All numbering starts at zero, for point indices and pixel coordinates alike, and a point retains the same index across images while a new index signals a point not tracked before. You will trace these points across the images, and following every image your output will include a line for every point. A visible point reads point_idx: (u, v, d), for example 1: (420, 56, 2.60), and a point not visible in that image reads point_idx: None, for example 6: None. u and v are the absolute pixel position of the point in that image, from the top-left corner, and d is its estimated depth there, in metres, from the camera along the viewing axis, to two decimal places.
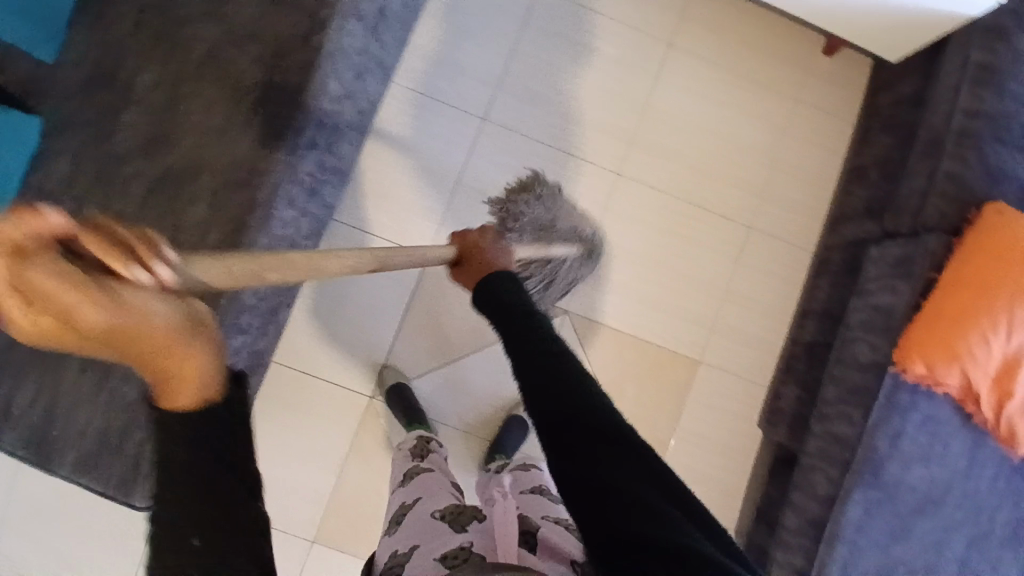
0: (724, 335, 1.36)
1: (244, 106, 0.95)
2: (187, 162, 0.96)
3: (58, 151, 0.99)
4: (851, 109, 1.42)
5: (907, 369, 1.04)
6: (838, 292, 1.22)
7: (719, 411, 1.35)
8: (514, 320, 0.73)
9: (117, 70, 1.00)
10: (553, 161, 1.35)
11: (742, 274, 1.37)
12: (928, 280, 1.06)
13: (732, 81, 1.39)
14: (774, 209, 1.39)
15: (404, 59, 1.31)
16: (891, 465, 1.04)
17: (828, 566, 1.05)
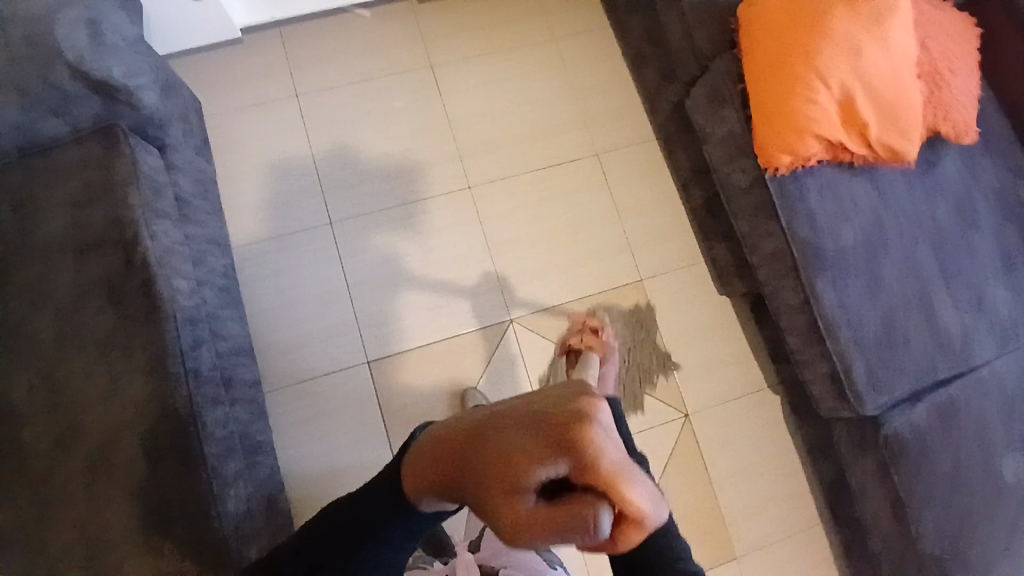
0: (642, 244, 1.44)
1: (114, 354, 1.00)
2: (104, 430, 0.97)
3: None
4: (566, 47, 1.56)
5: (778, 164, 1.12)
6: (692, 151, 1.33)
7: (684, 303, 1.41)
8: None
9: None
10: (420, 213, 1.42)
11: (620, 188, 1.47)
12: (740, 91, 1.17)
13: (519, 56, 1.53)
14: (604, 131, 1.51)
15: (230, 223, 1.36)
16: (824, 241, 1.12)
17: (844, 352, 1.09)
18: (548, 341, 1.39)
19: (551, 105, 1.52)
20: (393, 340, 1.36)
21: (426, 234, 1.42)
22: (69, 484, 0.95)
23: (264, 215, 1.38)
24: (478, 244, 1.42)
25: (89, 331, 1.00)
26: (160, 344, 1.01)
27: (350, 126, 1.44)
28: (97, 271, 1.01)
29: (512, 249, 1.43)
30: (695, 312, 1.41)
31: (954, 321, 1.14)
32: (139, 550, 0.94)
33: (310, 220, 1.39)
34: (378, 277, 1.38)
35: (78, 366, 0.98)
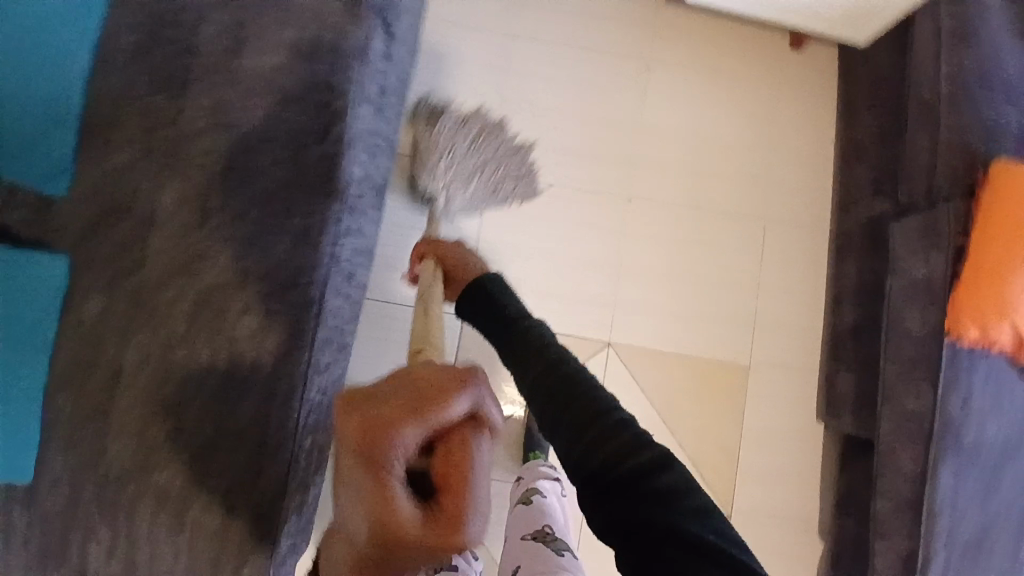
0: (763, 333, 1.39)
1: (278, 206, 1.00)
2: (232, 273, 0.98)
3: (98, 291, 0.98)
4: (776, 98, 1.44)
5: (962, 335, 1.07)
6: (866, 270, 1.27)
7: (775, 409, 1.37)
8: (553, 369, 0.78)
9: (141, 196, 0.99)
10: (568, 198, 1.38)
11: (771, 272, 1.40)
12: (959, 244, 1.09)
13: (730, 90, 1.44)
14: (778, 203, 1.42)
15: (404, 130, 1.37)
16: (967, 428, 1.07)
17: (933, 542, 1.05)
18: (634, 381, 1.36)
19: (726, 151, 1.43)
20: None
21: (566, 219, 1.37)
22: (174, 306, 0.98)
23: None
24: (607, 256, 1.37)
25: (257, 175, 1.00)
26: (317, 219, 1.00)
27: (548, 90, 1.40)
28: (291, 125, 1.01)
29: (637, 275, 1.38)
30: (783, 420, 1.37)
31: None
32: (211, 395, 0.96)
33: None
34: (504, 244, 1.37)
35: (234, 201, 0.99)
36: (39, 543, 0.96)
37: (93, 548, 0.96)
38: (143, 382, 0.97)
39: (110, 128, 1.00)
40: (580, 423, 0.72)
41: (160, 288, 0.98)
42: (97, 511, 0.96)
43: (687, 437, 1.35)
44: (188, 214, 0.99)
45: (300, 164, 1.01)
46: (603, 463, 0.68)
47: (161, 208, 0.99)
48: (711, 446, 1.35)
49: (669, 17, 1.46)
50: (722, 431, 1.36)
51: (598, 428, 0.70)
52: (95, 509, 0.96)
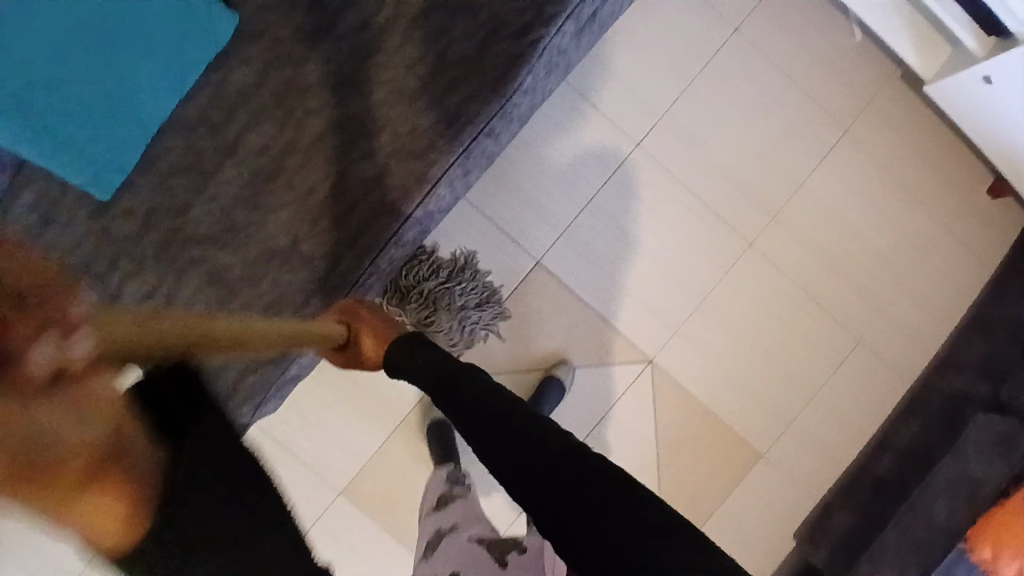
0: (794, 436, 1.35)
1: (444, 76, 0.96)
2: (371, 115, 0.96)
3: (251, 64, 0.98)
4: (945, 232, 1.35)
5: (976, 548, 1.08)
6: (924, 438, 1.22)
7: (761, 507, 1.35)
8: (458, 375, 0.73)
9: (331, 0, 0.97)
10: (694, 215, 1.34)
11: (837, 386, 1.35)
12: None
13: (906, 199, 1.34)
14: (884, 329, 1.35)
15: (584, 65, 1.31)
16: None
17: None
18: (652, 406, 1.35)
19: (866, 255, 1.35)
20: (569, 272, 1.34)
21: (681, 232, 1.35)
22: (309, 118, 0.97)
23: (611, 85, 1.32)
24: (697, 285, 1.35)
25: (442, 37, 0.96)
26: (475, 108, 0.96)
27: (734, 99, 1.33)
28: (496, 8, 0.96)
29: (713, 316, 1.35)
30: (761, 519, 1.35)
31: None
32: (296, 213, 0.96)
33: (627, 125, 1.33)
34: (613, 220, 1.34)
35: (409, 50, 0.97)
36: (90, 254, 0.99)
37: (132, 285, 0.99)
38: (242, 166, 0.97)
39: None
40: (493, 433, 0.64)
41: (304, 94, 0.97)
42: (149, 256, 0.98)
43: (668, 480, 1.35)
44: (363, 40, 0.97)
45: (485, 48, 0.96)
46: (516, 461, 0.61)
47: (344, 22, 0.97)
48: (684, 501, 1.35)
49: (895, 95, 1.34)
50: (702, 495, 1.35)
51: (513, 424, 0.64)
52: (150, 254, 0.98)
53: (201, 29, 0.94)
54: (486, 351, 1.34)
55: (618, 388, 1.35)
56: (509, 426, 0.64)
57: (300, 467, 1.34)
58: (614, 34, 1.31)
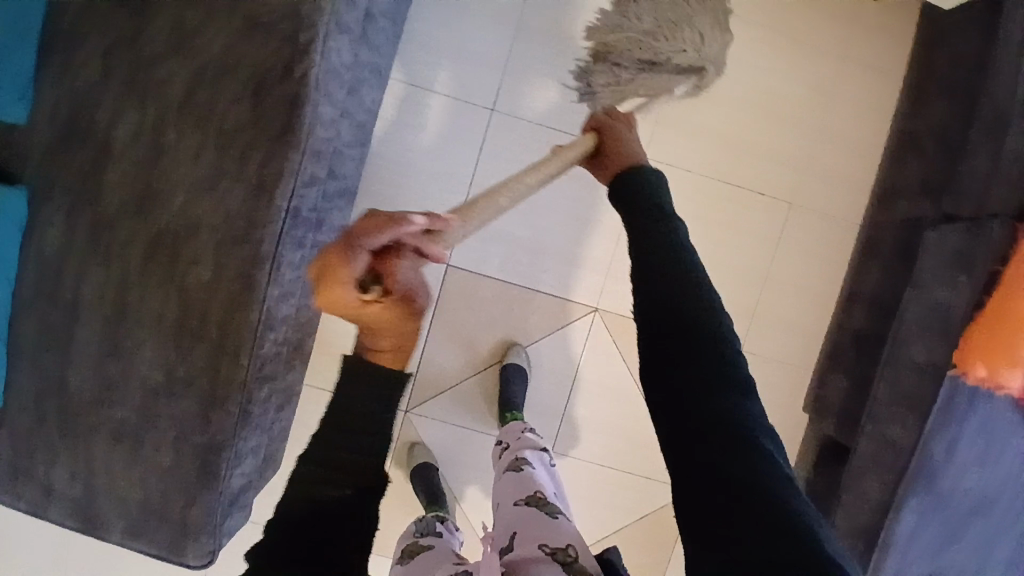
0: (765, 323, 1.30)
1: (233, 151, 0.91)
2: (182, 220, 0.92)
3: (55, 220, 0.94)
4: (838, 60, 1.25)
5: (967, 373, 0.96)
6: (889, 280, 1.14)
7: (762, 401, 1.31)
8: (673, 249, 0.69)
9: (99, 126, 0.93)
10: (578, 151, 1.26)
11: (789, 255, 1.28)
12: (992, 273, 0.95)
13: (784, 42, 1.24)
14: (815, 180, 1.27)
15: (401, 52, 1.20)
16: (947, 475, 0.98)
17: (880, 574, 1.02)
18: (616, 352, 1.32)
19: (767, 115, 1.25)
20: (483, 261, 1.29)
21: (575, 176, 1.27)
22: (129, 246, 0.93)
23: (438, 61, 1.21)
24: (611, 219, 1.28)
25: (215, 113, 0.91)
26: (277, 168, 0.91)
27: (569, 19, 1.22)
28: (252, 61, 0.90)
29: None
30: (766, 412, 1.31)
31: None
32: (158, 344, 0.93)
33: (474, 94, 1.23)
34: None
35: (189, 141, 0.92)
36: (8, 458, 0.99)
37: (56, 470, 0.98)
38: (92, 320, 0.95)
39: (75, 48, 0.94)
40: (683, 338, 0.62)
41: (116, 225, 0.93)
42: (55, 438, 0.97)
43: None
44: (141, 150, 0.92)
45: (258, 107, 0.91)
46: (683, 384, 0.60)
47: (118, 139, 0.93)
48: None
49: None
50: None
51: (702, 348, 0.61)
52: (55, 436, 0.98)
53: None
54: (440, 367, 1.32)
55: (574, 351, 1.32)
56: (692, 350, 0.61)
57: None
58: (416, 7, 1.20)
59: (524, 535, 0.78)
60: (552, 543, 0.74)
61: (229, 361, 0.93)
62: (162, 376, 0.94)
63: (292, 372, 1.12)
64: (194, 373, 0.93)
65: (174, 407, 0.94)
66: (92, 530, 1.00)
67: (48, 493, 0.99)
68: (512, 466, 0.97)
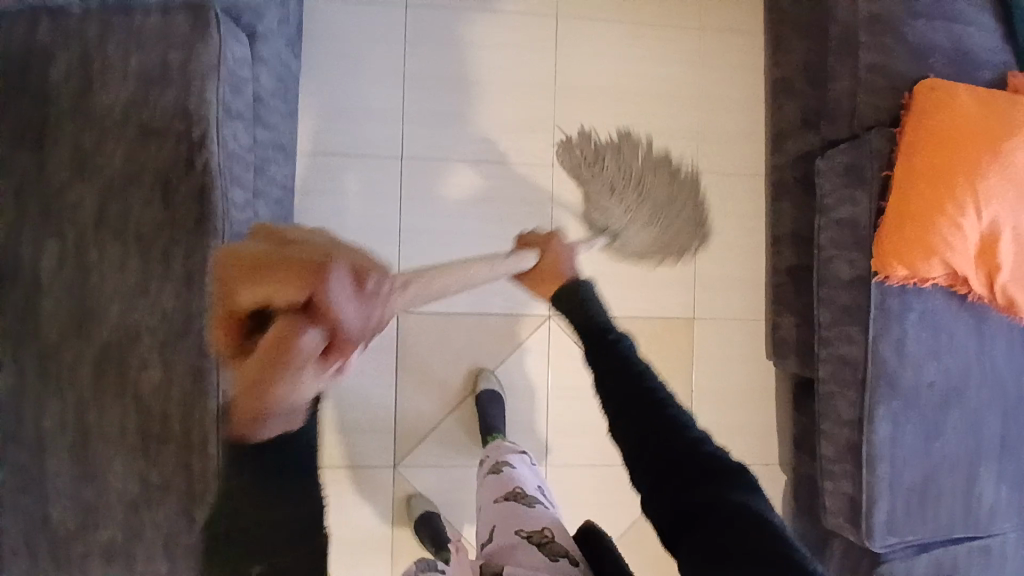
0: (709, 285, 1.34)
1: (156, 251, 0.95)
2: (121, 329, 0.95)
3: (1, 362, 0.97)
4: (700, 31, 1.34)
5: (890, 275, 1.01)
6: (801, 213, 1.21)
7: (727, 358, 1.36)
8: (618, 354, 0.83)
9: (24, 262, 0.97)
10: (489, 175, 1.32)
11: (713, 217, 1.33)
12: (883, 178, 1.03)
13: (647, 29, 1.33)
14: (714, 143, 1.33)
15: (305, 127, 1.28)
16: (904, 371, 1.04)
17: (875, 486, 1.04)
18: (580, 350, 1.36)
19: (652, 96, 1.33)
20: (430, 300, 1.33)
21: (494, 198, 1.33)
22: (75, 367, 0.95)
23: (340, 127, 1.29)
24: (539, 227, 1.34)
25: (131, 221, 0.96)
26: (201, 255, 0.95)
27: (448, 59, 1.31)
28: (156, 165, 0.96)
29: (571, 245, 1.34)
30: (733, 368, 1.36)
31: (991, 493, 1.07)
32: (122, 457, 0.94)
33: (381, 149, 1.30)
34: (430, 233, 1.31)
35: (112, 253, 0.96)
36: None
37: None
38: (53, 450, 0.95)
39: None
40: (655, 447, 0.71)
41: (59, 352, 0.96)
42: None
43: None
44: (68, 273, 0.96)
45: (170, 205, 0.96)
46: (658, 454, 0.70)
47: (44, 269, 0.96)
48: None
49: None
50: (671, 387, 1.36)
51: (662, 429, 0.72)
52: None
53: None
54: (416, 411, 1.33)
55: (540, 360, 1.35)
56: (664, 443, 0.70)
57: None
58: (309, 84, 1.28)
59: (505, 526, 0.92)
60: (528, 528, 0.89)
61: (195, 454, 0.93)
62: (131, 488, 0.94)
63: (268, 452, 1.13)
64: (164, 475, 0.93)
65: (151, 515, 0.94)
66: None
67: None
68: (495, 471, 1.07)
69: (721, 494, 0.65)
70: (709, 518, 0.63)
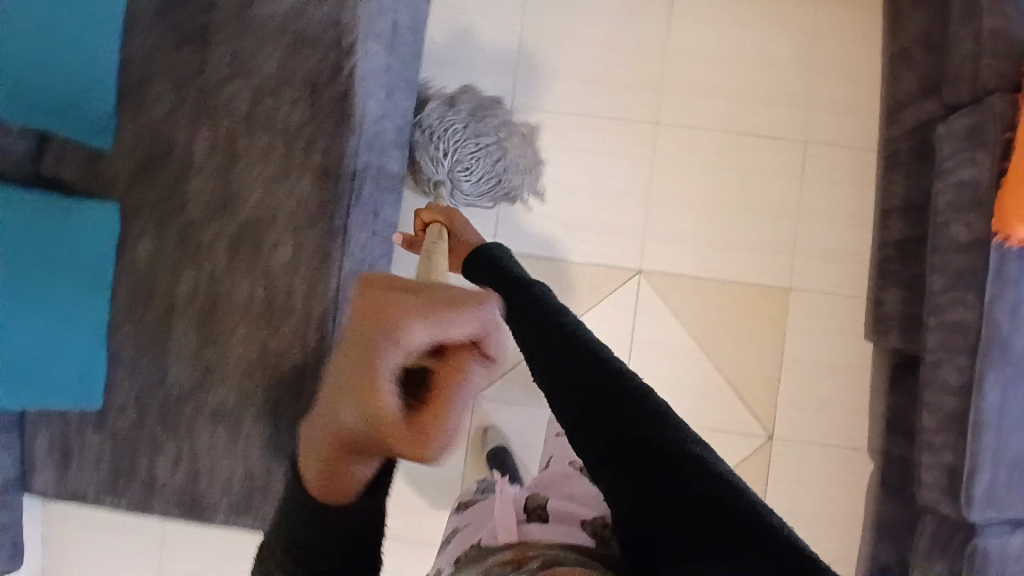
0: (807, 256, 1.34)
1: (299, 145, 1.03)
2: (260, 211, 1.03)
3: (146, 233, 1.06)
4: (822, 5, 1.34)
5: (1009, 237, 0.98)
6: (915, 183, 1.19)
7: (821, 332, 1.34)
8: (533, 302, 0.75)
9: (177, 145, 1.06)
10: (593, 128, 1.36)
11: (813, 188, 1.34)
12: (1005, 141, 1.00)
13: (766, 0, 1.35)
14: (824, 115, 1.34)
15: (424, 70, 1.35)
16: (1019, 339, 0.99)
17: (978, 457, 1.01)
18: (667, 308, 1.35)
19: (764, 66, 1.35)
20: (528, 242, 1.37)
21: (597, 151, 1.37)
22: (214, 244, 1.04)
23: (455, 72, 1.36)
24: (639, 184, 1.36)
25: (277, 117, 1.04)
26: (338, 154, 1.02)
27: (568, 17, 1.37)
28: (303, 67, 1.04)
29: (670, 203, 1.35)
30: (826, 342, 1.35)
31: None
32: (248, 326, 1.02)
33: (494, 94, 1.36)
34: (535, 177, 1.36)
35: (258, 144, 1.04)
36: (114, 463, 1.05)
37: (161, 464, 1.04)
38: (184, 317, 1.04)
39: (142, 85, 1.06)
40: (584, 390, 0.61)
41: (201, 228, 1.04)
42: (161, 434, 1.04)
43: (724, 362, 1.35)
44: (217, 159, 1.05)
45: (314, 104, 1.04)
46: (589, 396, 0.60)
47: (199, 155, 1.06)
48: (749, 371, 1.34)
49: None
50: (758, 356, 1.35)
51: (587, 376, 0.62)
52: (160, 434, 1.04)
53: (87, 231, 1.02)
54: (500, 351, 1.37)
55: (627, 316, 1.35)
56: (594, 384, 0.61)
57: (412, 540, 1.40)
58: (432, 30, 1.36)
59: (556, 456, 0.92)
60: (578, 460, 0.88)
61: (312, 331, 1.00)
62: (254, 356, 1.02)
63: None
64: (285, 346, 1.01)
65: (271, 385, 1.01)
66: (203, 518, 1.05)
67: (155, 489, 1.05)
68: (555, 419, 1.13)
69: (635, 425, 0.56)
70: (668, 478, 0.52)
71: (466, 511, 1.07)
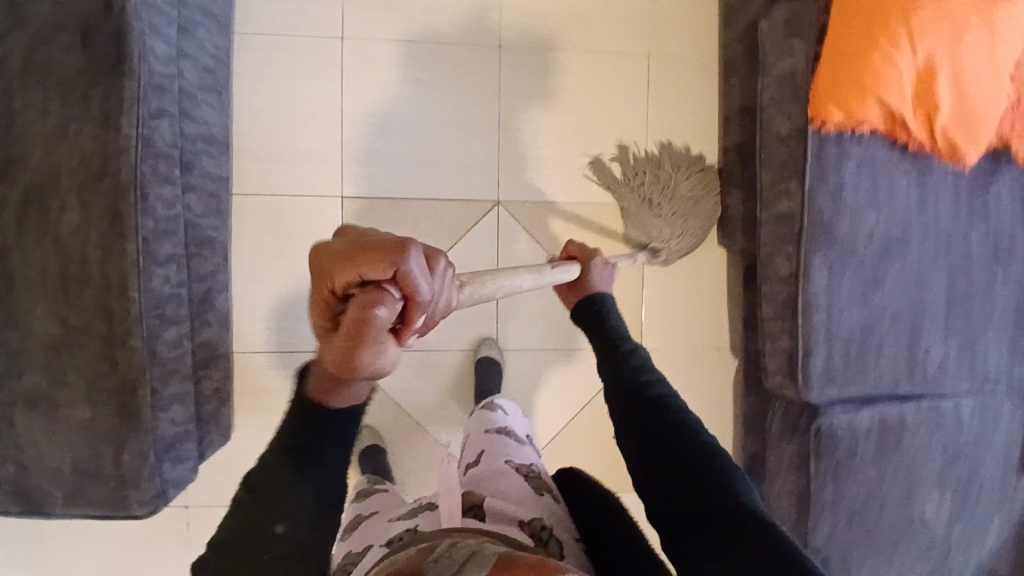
0: (659, 171, 1.33)
1: (76, 95, 0.94)
2: (45, 171, 0.94)
3: None
4: None
5: (826, 121, 0.99)
6: (748, 83, 1.19)
7: None
8: (614, 360, 0.88)
9: None
10: (433, 57, 1.30)
11: (660, 102, 1.32)
12: (820, 26, 1.00)
13: None
14: (664, 25, 1.32)
15: (241, 9, 1.26)
16: (841, 220, 1.01)
17: (812, 337, 1.03)
18: (527, 236, 1.34)
19: None
20: (373, 184, 1.31)
21: (441, 82, 1.30)
22: (0, 213, 0.95)
23: (277, 8, 1.27)
24: (487, 110, 1.31)
25: (57, 67, 0.95)
26: (120, 98, 0.93)
27: None
28: (76, 9, 0.94)
29: (519, 127, 1.32)
30: (685, 254, 1.35)
31: (937, 349, 1.07)
32: (49, 299, 0.93)
33: (322, 27, 1.28)
34: (376, 115, 1.30)
35: (35, 99, 0.95)
36: None
37: None
38: None
39: None
40: (662, 438, 0.75)
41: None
42: None
43: None
44: None
45: (89, 46, 0.94)
46: (666, 450, 0.73)
47: None
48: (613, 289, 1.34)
49: None
50: (620, 274, 1.35)
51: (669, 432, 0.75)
52: None
53: None
54: None
55: (487, 248, 1.33)
56: (661, 437, 0.75)
57: None
58: None
59: (492, 452, 0.99)
60: (515, 459, 0.96)
61: (116, 294, 0.93)
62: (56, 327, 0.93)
63: (211, 309, 1.13)
64: (87, 317, 0.92)
65: (76, 358, 0.93)
66: (31, 508, 0.97)
67: None
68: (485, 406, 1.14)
69: (710, 490, 0.68)
70: (717, 524, 0.65)
71: (368, 498, 1.04)
